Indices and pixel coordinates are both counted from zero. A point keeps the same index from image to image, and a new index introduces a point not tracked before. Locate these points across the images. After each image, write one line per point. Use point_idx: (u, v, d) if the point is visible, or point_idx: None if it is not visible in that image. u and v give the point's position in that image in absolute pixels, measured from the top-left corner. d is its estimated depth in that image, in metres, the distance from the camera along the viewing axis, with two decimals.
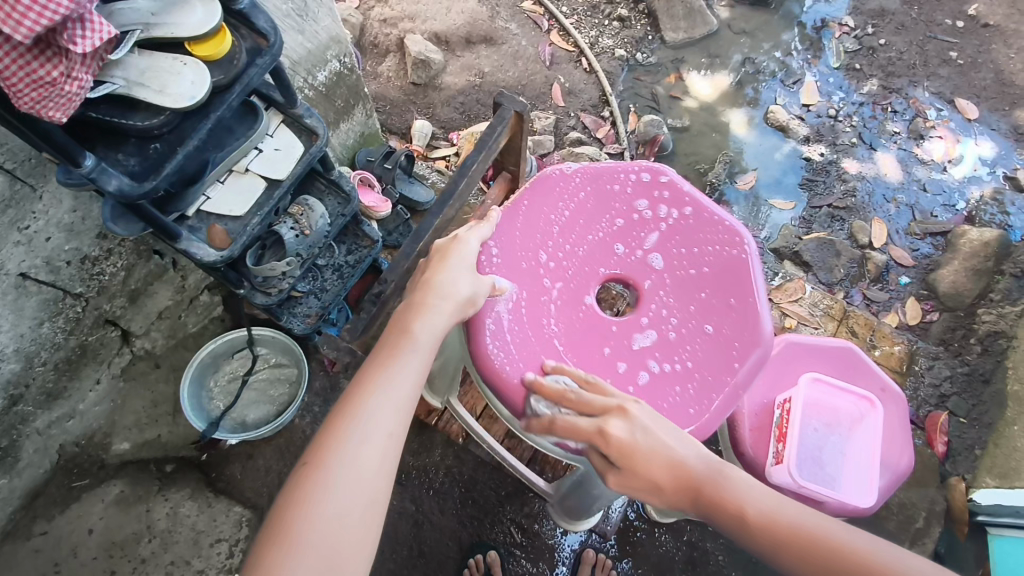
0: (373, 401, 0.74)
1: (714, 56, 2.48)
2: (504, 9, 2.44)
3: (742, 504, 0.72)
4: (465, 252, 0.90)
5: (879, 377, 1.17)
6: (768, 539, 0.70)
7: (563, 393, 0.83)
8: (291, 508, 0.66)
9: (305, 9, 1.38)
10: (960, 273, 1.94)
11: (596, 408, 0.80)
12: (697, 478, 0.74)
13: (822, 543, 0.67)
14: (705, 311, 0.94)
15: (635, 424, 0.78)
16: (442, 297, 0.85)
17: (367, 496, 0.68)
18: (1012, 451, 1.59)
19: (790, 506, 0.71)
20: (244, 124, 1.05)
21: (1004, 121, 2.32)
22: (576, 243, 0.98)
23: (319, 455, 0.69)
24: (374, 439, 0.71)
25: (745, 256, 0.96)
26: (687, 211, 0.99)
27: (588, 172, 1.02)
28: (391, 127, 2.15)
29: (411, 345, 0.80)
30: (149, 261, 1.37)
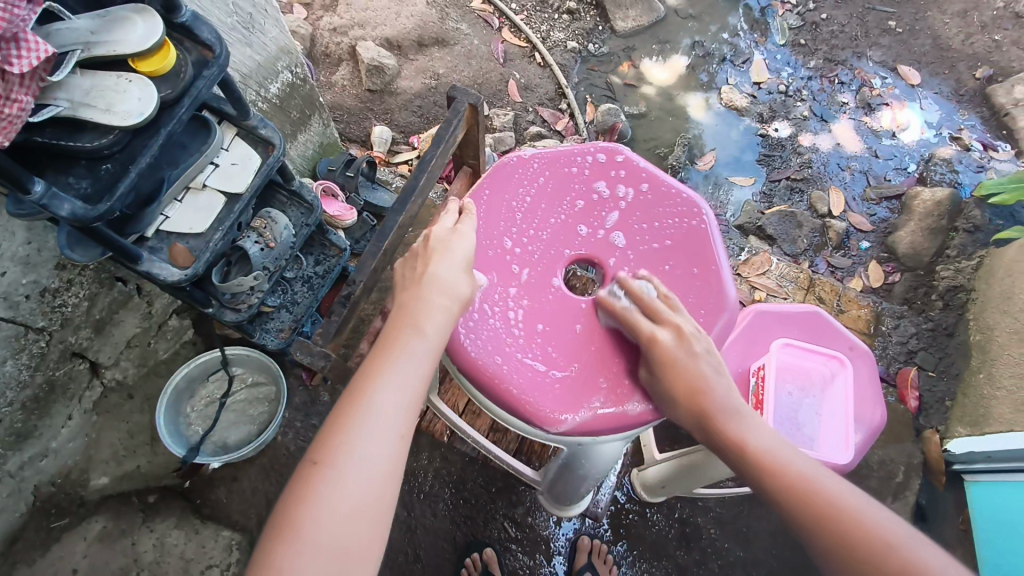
0: (380, 403, 0.74)
1: (665, 42, 2.53)
2: (453, 9, 2.43)
3: (744, 436, 0.82)
4: (452, 251, 0.90)
5: (847, 337, 1.20)
6: (757, 467, 0.79)
7: (643, 293, 0.91)
8: (299, 502, 0.67)
9: (251, 20, 1.36)
10: (917, 233, 2.00)
11: (661, 317, 0.89)
12: (714, 408, 0.85)
13: (806, 484, 0.75)
14: (670, 282, 0.96)
15: (686, 346, 0.87)
16: (434, 293, 0.85)
17: (377, 492, 0.69)
18: (980, 398, 1.64)
19: (786, 453, 0.80)
20: (197, 139, 1.03)
21: (945, 85, 2.41)
22: (540, 227, 0.98)
23: (326, 452, 0.70)
24: (382, 438, 0.72)
25: (704, 226, 0.98)
26: (644, 187, 1.01)
27: (547, 157, 1.03)
28: (351, 136, 2.14)
29: (416, 343, 0.81)
30: (112, 289, 1.34)
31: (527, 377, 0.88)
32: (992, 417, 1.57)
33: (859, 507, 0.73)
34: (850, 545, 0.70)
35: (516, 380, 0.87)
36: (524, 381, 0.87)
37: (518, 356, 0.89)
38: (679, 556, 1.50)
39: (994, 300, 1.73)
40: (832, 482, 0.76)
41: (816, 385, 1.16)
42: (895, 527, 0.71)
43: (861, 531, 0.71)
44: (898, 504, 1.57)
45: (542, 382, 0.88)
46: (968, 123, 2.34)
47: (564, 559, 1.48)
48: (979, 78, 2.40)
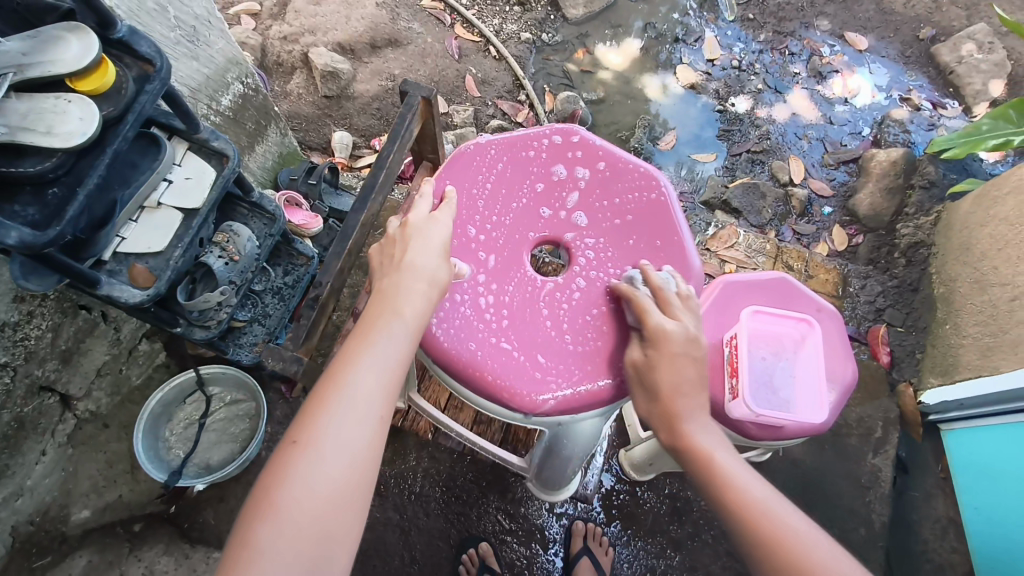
0: (358, 384, 0.73)
1: (617, 26, 2.55)
2: (404, 9, 2.41)
3: (710, 448, 0.78)
4: (427, 234, 0.87)
5: (813, 299, 1.23)
6: (712, 478, 0.75)
7: (656, 282, 0.88)
8: (277, 481, 0.66)
9: (195, 33, 1.34)
10: (875, 194, 2.06)
11: (670, 310, 0.86)
12: (683, 412, 0.80)
13: (763, 514, 0.70)
14: (634, 255, 0.97)
15: (687, 344, 0.83)
16: (411, 278, 0.83)
17: (357, 472, 0.69)
18: (948, 348, 1.69)
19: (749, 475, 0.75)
20: (148, 156, 1.01)
21: (891, 48, 2.47)
22: (502, 213, 0.99)
23: (305, 432, 0.69)
24: (362, 419, 0.71)
25: (664, 199, 1.00)
26: (602, 164, 1.02)
27: (502, 143, 1.02)
28: (311, 144, 2.11)
29: (395, 324, 0.79)
30: (76, 317, 1.30)
31: (503, 361, 0.89)
32: (961, 364, 1.61)
33: (807, 544, 0.67)
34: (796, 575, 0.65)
35: (493, 366, 0.88)
36: (500, 367, 0.88)
37: (492, 341, 0.90)
38: (673, 531, 1.52)
39: (953, 252, 1.78)
40: (786, 512, 0.71)
41: (788, 349, 1.18)
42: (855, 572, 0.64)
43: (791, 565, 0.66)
44: (879, 459, 1.60)
45: (518, 364, 0.89)
46: (916, 83, 2.40)
47: (560, 546, 1.49)
48: (923, 39, 2.47)
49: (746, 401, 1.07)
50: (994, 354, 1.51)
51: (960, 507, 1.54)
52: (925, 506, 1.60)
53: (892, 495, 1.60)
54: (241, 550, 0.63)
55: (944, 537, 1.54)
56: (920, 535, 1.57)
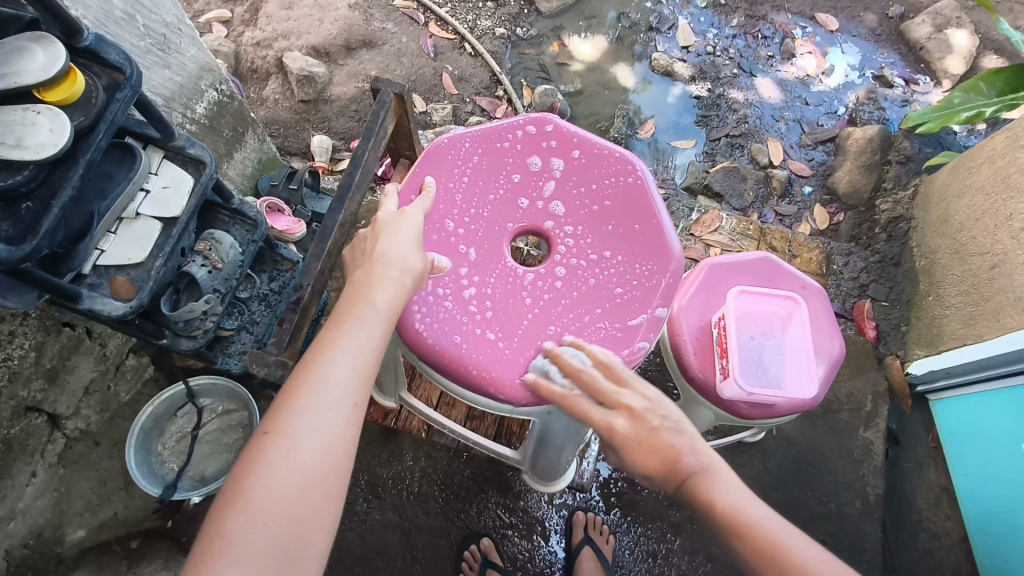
0: (327, 372, 0.72)
1: (591, 17, 2.55)
2: (377, 10, 2.39)
3: (714, 497, 0.71)
4: (402, 231, 0.87)
5: (797, 277, 1.24)
6: (734, 534, 0.69)
7: (579, 371, 0.82)
8: (249, 470, 0.66)
9: (165, 41, 1.32)
10: (854, 171, 2.08)
11: (607, 397, 0.80)
12: (686, 470, 0.74)
13: (790, 562, 0.64)
14: (615, 240, 0.98)
15: (642, 423, 0.77)
16: (385, 269, 0.83)
17: (330, 458, 0.69)
18: (932, 319, 1.71)
19: (761, 515, 0.69)
20: (123, 167, 1.00)
21: (862, 27, 2.50)
22: (480, 205, 0.99)
23: (276, 423, 0.69)
24: (335, 409, 0.71)
25: (640, 182, 1.01)
26: (576, 152, 1.03)
27: (477, 136, 1.03)
28: (290, 149, 2.10)
29: (368, 313, 0.78)
30: (60, 335, 1.29)
31: (487, 353, 0.89)
32: (945, 334, 1.64)
33: None
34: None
35: (477, 357, 0.88)
36: (484, 358, 0.88)
37: (476, 331, 0.90)
38: (672, 515, 1.52)
39: (932, 225, 1.80)
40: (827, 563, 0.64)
41: (776, 326, 1.19)
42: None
43: None
44: (870, 433, 1.62)
45: (504, 352, 0.89)
46: (888, 61, 2.43)
47: (561, 536, 1.50)
48: (892, 17, 2.50)
49: (736, 381, 1.08)
50: (977, 322, 1.54)
51: (952, 474, 1.59)
52: (918, 476, 1.63)
53: (885, 467, 1.62)
54: (212, 540, 0.63)
55: (937, 506, 1.59)
56: (914, 504, 1.60)
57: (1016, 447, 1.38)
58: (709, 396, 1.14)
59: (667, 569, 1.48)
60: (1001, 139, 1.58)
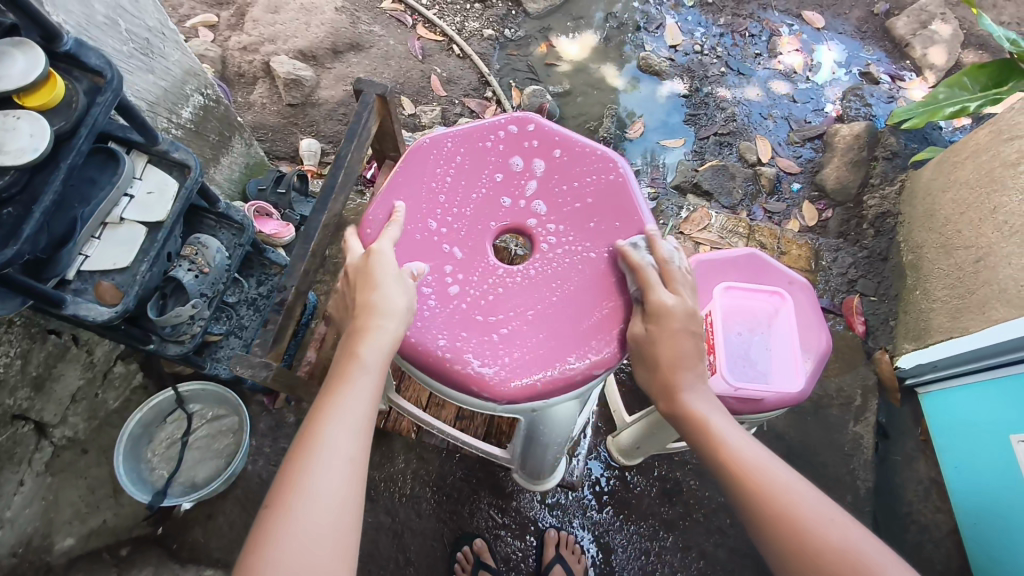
0: (325, 439, 0.73)
1: (578, 18, 2.57)
2: (364, 13, 2.40)
3: (702, 411, 0.85)
4: (388, 264, 0.86)
5: (785, 272, 1.24)
6: (704, 441, 0.83)
7: (655, 257, 0.91)
8: (258, 551, 0.65)
9: (149, 46, 1.32)
10: (841, 167, 2.09)
11: (671, 283, 0.89)
12: (678, 384, 0.87)
13: (747, 466, 0.78)
14: (597, 237, 0.97)
15: (691, 318, 0.88)
16: (374, 318, 0.82)
17: (340, 525, 0.69)
18: (918, 313, 1.73)
19: (739, 437, 0.82)
20: (107, 172, 1.00)
21: (847, 25, 2.52)
22: (462, 204, 0.99)
23: (279, 499, 0.68)
24: (339, 474, 0.71)
25: (621, 179, 1.01)
26: (558, 151, 1.03)
27: (459, 135, 1.04)
28: (278, 153, 2.09)
29: (360, 370, 0.78)
30: (46, 342, 1.28)
31: (469, 351, 0.89)
32: (932, 327, 1.65)
33: (800, 495, 0.74)
34: (769, 509, 0.74)
35: (468, 355, 0.88)
36: (468, 355, 0.88)
37: (462, 333, 0.90)
38: (664, 512, 1.53)
39: (919, 220, 1.81)
40: (775, 470, 0.77)
41: (762, 322, 1.20)
42: (833, 515, 0.72)
43: (788, 512, 0.72)
44: (860, 427, 1.63)
45: (487, 350, 0.89)
46: (874, 58, 2.44)
47: (535, 555, 1.48)
48: (877, 14, 2.52)
49: (724, 376, 1.08)
50: (963, 314, 1.55)
51: (941, 467, 1.60)
52: (907, 469, 1.64)
53: (875, 461, 1.63)
54: None
55: (926, 498, 1.60)
56: (904, 497, 1.61)
57: (1004, 437, 1.39)
58: None
59: (660, 566, 1.48)
60: (985, 133, 1.60)
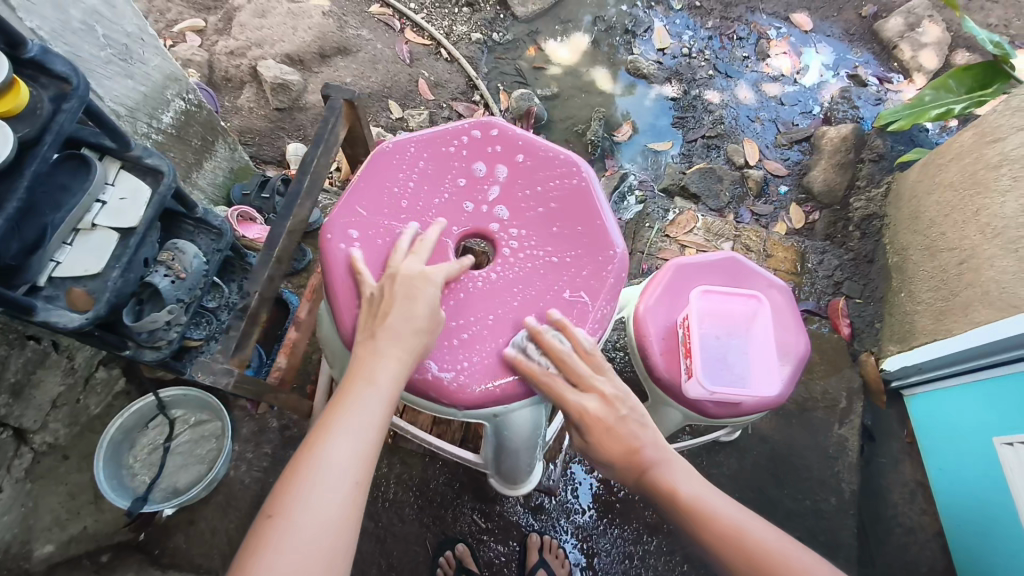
0: (327, 457, 0.75)
1: (566, 21, 2.57)
2: (352, 17, 2.40)
3: (675, 485, 0.86)
4: (418, 287, 0.88)
5: (762, 275, 1.24)
6: (687, 516, 0.84)
7: (560, 354, 0.88)
8: (252, 558, 0.68)
9: (127, 52, 1.31)
10: (828, 171, 2.07)
11: (579, 378, 0.88)
12: (645, 461, 0.87)
13: (737, 535, 0.80)
14: (558, 241, 0.99)
15: (612, 407, 0.88)
16: (388, 342, 0.84)
17: (330, 541, 0.71)
18: (903, 316, 1.73)
19: (717, 502, 0.84)
20: (78, 179, 1.00)
21: (835, 27, 2.53)
22: (425, 209, 1.01)
23: (279, 506, 0.71)
24: (337, 492, 0.73)
25: (584, 184, 1.03)
26: (521, 156, 1.05)
27: (422, 140, 1.05)
28: (265, 158, 2.09)
29: (370, 394, 0.81)
30: (25, 348, 1.28)
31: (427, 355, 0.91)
32: (916, 330, 1.65)
33: (790, 555, 0.77)
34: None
35: (427, 360, 0.90)
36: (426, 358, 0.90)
37: None
38: (648, 516, 1.53)
39: (903, 222, 1.81)
40: (759, 530, 0.81)
41: (741, 325, 1.20)
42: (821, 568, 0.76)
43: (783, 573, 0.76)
44: (845, 429, 1.63)
45: (447, 354, 0.91)
46: (861, 60, 2.45)
47: (518, 559, 1.47)
48: (865, 16, 2.52)
49: (701, 381, 1.09)
50: (946, 317, 1.55)
51: (926, 469, 1.60)
52: (892, 472, 1.64)
53: (860, 464, 1.62)
54: None
55: (912, 501, 1.59)
56: (890, 500, 1.60)
57: (987, 438, 1.38)
58: (674, 396, 1.15)
59: (644, 570, 1.48)
60: (969, 135, 1.59)
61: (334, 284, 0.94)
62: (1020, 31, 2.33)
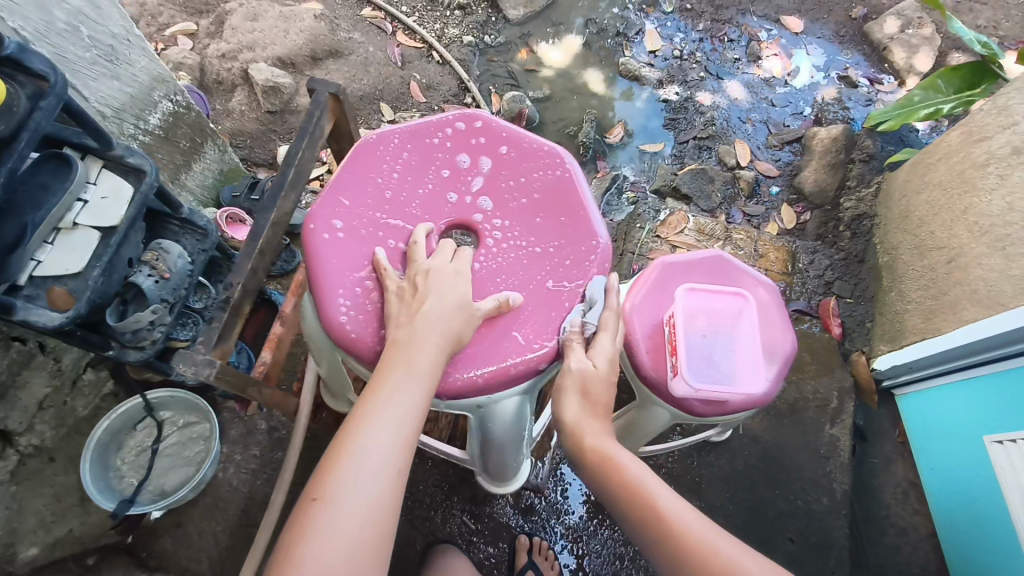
0: (370, 438, 0.75)
1: (558, 24, 2.58)
2: (344, 20, 2.42)
3: (612, 463, 0.85)
4: (445, 281, 0.91)
5: (748, 274, 1.24)
6: (619, 495, 0.82)
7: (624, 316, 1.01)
8: (300, 540, 0.66)
9: (113, 52, 1.31)
10: (819, 170, 2.08)
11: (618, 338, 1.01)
12: (588, 439, 0.89)
13: (662, 517, 0.77)
14: (541, 233, 1.02)
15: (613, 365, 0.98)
16: (425, 330, 0.86)
17: (378, 522, 0.69)
18: (894, 315, 1.72)
19: (652, 485, 0.81)
20: (59, 178, 1.00)
21: (826, 29, 2.53)
22: (409, 201, 1.02)
23: (325, 487, 0.70)
24: (383, 472, 0.73)
25: (568, 176, 1.04)
26: (506, 147, 1.06)
27: (406, 131, 1.05)
28: (256, 160, 2.09)
29: (409, 378, 0.81)
30: (9, 349, 1.27)
31: None
32: (906, 329, 1.64)
33: (712, 545, 0.73)
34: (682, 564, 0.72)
35: None
36: None
37: None
38: None
39: (894, 221, 1.81)
40: (686, 517, 0.77)
41: (727, 324, 1.19)
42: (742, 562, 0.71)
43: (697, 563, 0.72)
44: (836, 429, 1.62)
45: None
46: (852, 61, 2.46)
47: (509, 561, 1.46)
48: (856, 18, 2.53)
49: (686, 378, 1.08)
50: (936, 315, 1.55)
51: (918, 469, 1.59)
52: (885, 472, 1.63)
53: (852, 464, 1.62)
54: None
55: (904, 501, 1.58)
56: (882, 500, 1.59)
57: (979, 437, 1.38)
58: (660, 395, 1.14)
59: (635, 571, 1.47)
60: (957, 134, 1.59)
61: (318, 273, 0.95)
62: (1009, 31, 2.34)
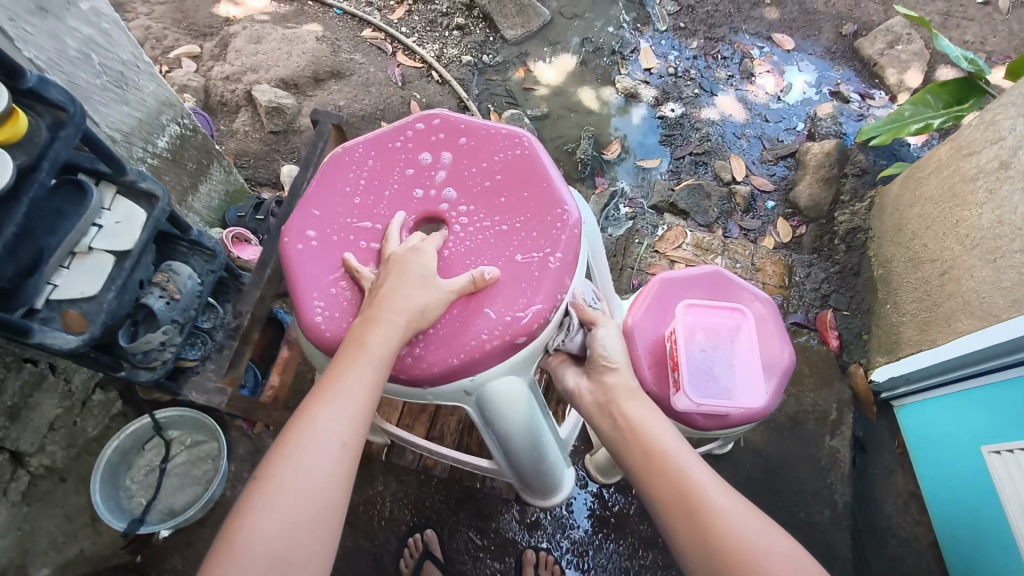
0: (318, 420, 0.80)
1: (555, 43, 2.63)
2: (345, 42, 2.47)
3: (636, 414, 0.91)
4: (407, 267, 0.95)
5: (745, 289, 1.26)
6: (636, 442, 0.88)
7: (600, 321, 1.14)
8: (243, 513, 0.73)
9: (122, 78, 1.35)
10: (813, 185, 2.12)
11: None
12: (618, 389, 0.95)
13: (676, 464, 0.83)
14: (507, 212, 1.04)
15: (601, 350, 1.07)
16: (385, 315, 0.90)
17: (316, 497, 0.75)
18: (890, 327, 1.75)
19: (669, 438, 0.87)
20: (74, 204, 1.02)
21: (818, 45, 2.58)
22: (376, 203, 1.08)
23: (269, 464, 0.77)
24: (325, 450, 0.78)
25: (524, 155, 1.07)
26: (463, 138, 1.10)
27: (369, 141, 1.12)
28: (259, 180, 2.12)
29: (360, 361, 0.86)
30: (21, 371, 1.30)
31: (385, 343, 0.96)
32: (903, 340, 1.67)
33: (716, 494, 0.79)
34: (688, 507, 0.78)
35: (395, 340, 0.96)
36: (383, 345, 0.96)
37: None
38: (643, 530, 1.53)
39: (888, 234, 1.85)
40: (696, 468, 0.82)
41: (725, 339, 1.22)
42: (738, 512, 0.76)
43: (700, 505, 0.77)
44: (836, 441, 1.64)
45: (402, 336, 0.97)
46: (843, 77, 2.51)
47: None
48: (846, 35, 2.59)
49: (687, 394, 1.11)
50: (931, 327, 1.58)
51: (918, 478, 1.61)
52: (885, 483, 1.65)
53: (853, 475, 1.64)
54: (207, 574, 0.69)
55: (906, 512, 1.61)
56: (883, 511, 1.62)
57: (977, 448, 1.40)
58: (662, 409, 1.16)
59: None
60: (946, 149, 1.63)
61: (294, 284, 1.02)
62: (996, 47, 2.40)
